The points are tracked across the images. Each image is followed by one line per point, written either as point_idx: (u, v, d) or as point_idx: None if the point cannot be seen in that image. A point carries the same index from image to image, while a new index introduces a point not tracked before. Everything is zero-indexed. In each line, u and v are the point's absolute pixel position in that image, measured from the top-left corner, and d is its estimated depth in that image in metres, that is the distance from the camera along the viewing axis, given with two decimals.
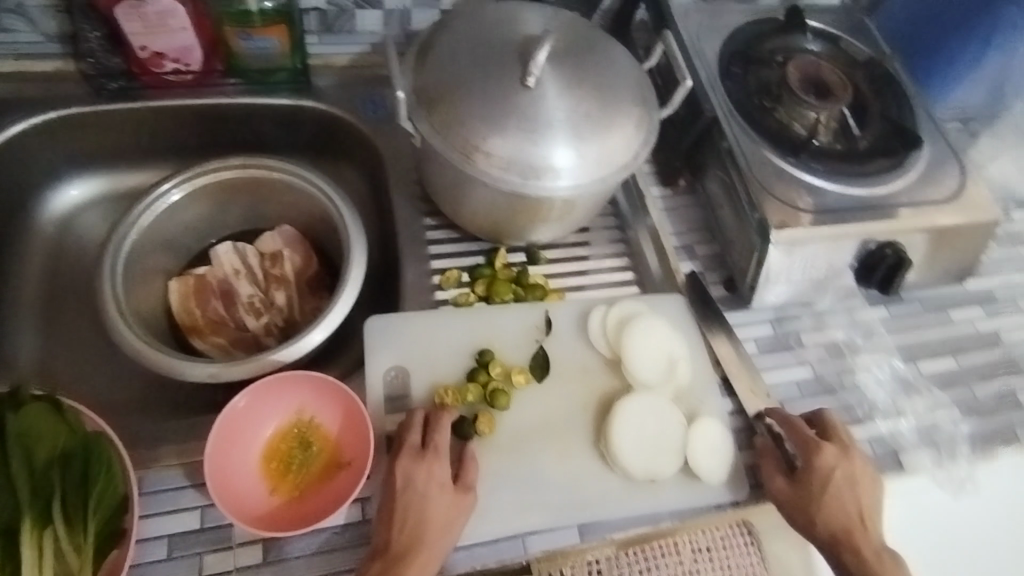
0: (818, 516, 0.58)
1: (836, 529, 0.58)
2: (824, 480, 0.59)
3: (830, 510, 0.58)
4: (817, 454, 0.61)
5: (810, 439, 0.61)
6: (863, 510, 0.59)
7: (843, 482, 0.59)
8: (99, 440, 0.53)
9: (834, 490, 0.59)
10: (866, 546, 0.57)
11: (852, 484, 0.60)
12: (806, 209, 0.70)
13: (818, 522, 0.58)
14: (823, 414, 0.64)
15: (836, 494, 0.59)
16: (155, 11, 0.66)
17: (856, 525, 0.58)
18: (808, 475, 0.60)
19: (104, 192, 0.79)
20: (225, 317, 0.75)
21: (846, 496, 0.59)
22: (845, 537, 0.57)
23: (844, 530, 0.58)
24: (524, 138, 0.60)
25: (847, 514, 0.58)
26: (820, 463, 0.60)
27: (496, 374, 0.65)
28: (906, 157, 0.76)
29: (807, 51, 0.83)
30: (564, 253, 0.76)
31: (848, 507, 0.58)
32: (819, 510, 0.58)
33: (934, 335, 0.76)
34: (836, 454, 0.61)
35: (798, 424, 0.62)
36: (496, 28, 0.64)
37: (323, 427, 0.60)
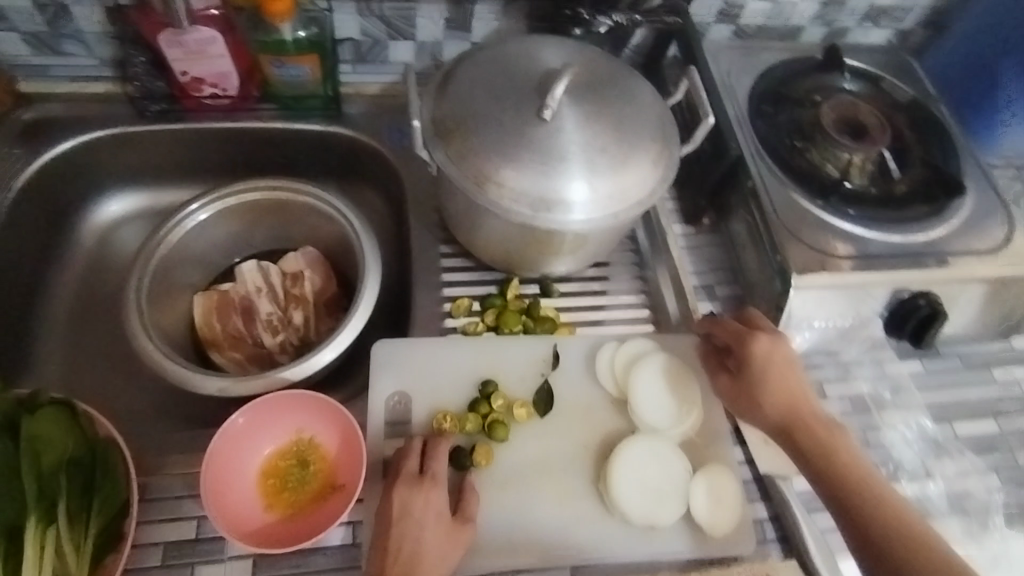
0: (762, 406, 0.59)
1: (782, 415, 0.58)
2: (763, 369, 0.60)
3: (770, 402, 0.59)
4: (750, 343, 0.61)
5: (743, 332, 0.62)
6: (802, 389, 0.59)
7: (782, 371, 0.60)
8: (108, 444, 0.55)
9: (773, 380, 0.59)
10: (809, 408, 0.58)
11: (788, 369, 0.60)
12: (845, 256, 0.67)
13: (765, 414, 0.59)
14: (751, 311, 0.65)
15: (776, 387, 0.59)
16: (195, 39, 0.69)
17: (803, 411, 0.58)
18: (746, 367, 0.61)
19: (141, 208, 0.84)
20: (243, 334, 0.77)
21: (787, 384, 0.59)
22: (793, 423, 0.58)
23: (790, 417, 0.58)
24: (538, 171, 0.59)
25: (791, 400, 0.58)
26: (753, 354, 0.60)
27: (497, 406, 0.63)
28: (947, 206, 0.72)
29: (843, 90, 0.80)
30: (579, 286, 0.75)
31: (790, 395, 0.59)
32: (762, 400, 0.59)
33: (973, 395, 0.71)
34: (770, 342, 0.61)
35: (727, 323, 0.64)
36: (515, 61, 0.64)
37: (322, 447, 0.59)
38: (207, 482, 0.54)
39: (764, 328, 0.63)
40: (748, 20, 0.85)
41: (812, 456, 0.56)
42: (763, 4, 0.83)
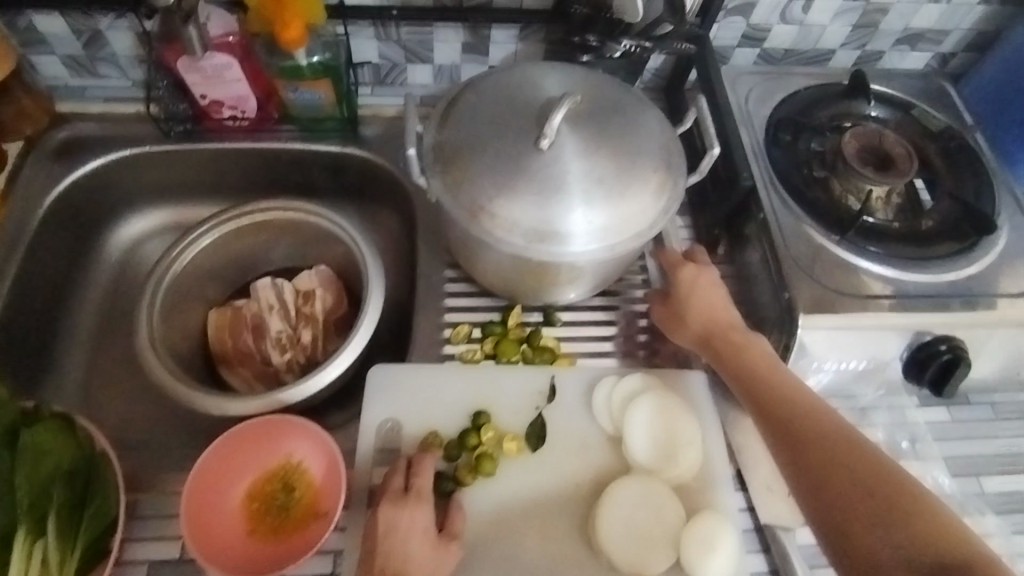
0: (687, 318, 0.65)
1: (702, 325, 0.64)
2: (687, 288, 0.66)
3: (692, 318, 0.65)
4: (677, 270, 0.67)
5: (673, 260, 0.68)
6: (722, 304, 0.64)
7: (705, 289, 0.65)
8: (104, 459, 0.57)
9: (695, 296, 0.65)
10: (726, 319, 0.63)
11: (713, 289, 0.66)
12: (886, 295, 0.64)
13: (690, 323, 0.65)
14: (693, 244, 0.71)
15: (697, 303, 0.65)
16: (212, 65, 0.71)
17: (719, 320, 0.63)
18: (673, 290, 0.67)
19: (166, 224, 0.87)
20: (252, 350, 0.79)
21: (709, 300, 0.65)
22: (712, 331, 0.63)
23: (709, 326, 0.63)
24: (533, 201, 0.59)
25: (711, 313, 0.64)
26: (683, 275, 0.66)
27: (486, 438, 0.63)
28: (976, 244, 0.67)
29: (869, 119, 0.76)
30: (582, 316, 0.73)
31: (710, 308, 0.64)
32: (688, 311, 0.65)
33: (1004, 448, 0.66)
34: (696, 269, 0.67)
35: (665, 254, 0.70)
36: (516, 89, 0.64)
37: (309, 473, 0.59)
38: (187, 512, 0.55)
39: (695, 257, 0.68)
40: (774, 44, 0.82)
41: (724, 356, 0.61)
42: (790, 27, 0.80)
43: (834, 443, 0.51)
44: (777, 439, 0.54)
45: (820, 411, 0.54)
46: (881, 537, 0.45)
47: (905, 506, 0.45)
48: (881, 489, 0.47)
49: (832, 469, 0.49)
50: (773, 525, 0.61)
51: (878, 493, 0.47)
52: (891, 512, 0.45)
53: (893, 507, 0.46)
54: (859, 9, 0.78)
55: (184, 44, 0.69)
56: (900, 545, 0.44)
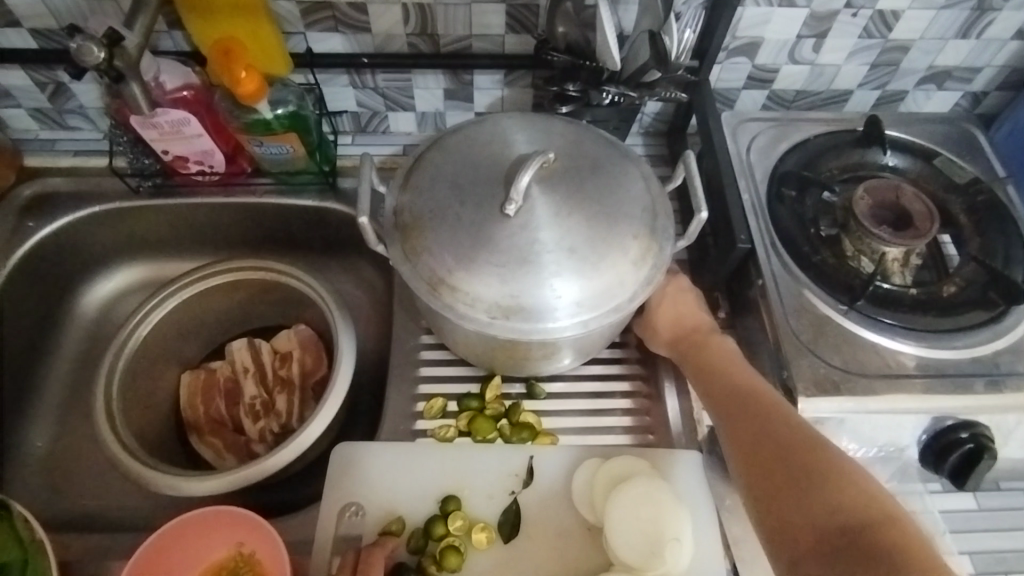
0: (658, 325, 0.65)
1: (671, 326, 0.65)
2: (658, 295, 0.66)
3: (660, 320, 0.65)
4: None
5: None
6: (694, 310, 0.65)
7: (673, 292, 0.66)
8: (41, 554, 0.54)
9: (664, 299, 0.66)
10: (693, 319, 0.64)
11: (686, 300, 0.66)
12: (915, 372, 0.58)
13: (658, 328, 0.65)
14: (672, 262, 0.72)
15: (665, 309, 0.65)
16: (167, 121, 0.68)
17: (687, 320, 0.65)
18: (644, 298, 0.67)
19: (140, 280, 0.85)
20: (224, 418, 0.76)
21: (679, 305, 0.65)
22: (679, 332, 0.64)
23: (678, 328, 0.64)
24: (496, 275, 0.55)
25: (679, 316, 0.65)
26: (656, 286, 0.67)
27: (455, 528, 0.58)
28: (1005, 313, 0.61)
29: (884, 170, 0.70)
30: (570, 386, 0.68)
31: (678, 311, 0.65)
32: (656, 317, 0.65)
33: None
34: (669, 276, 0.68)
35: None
36: (484, 149, 0.60)
37: (257, 565, 0.56)
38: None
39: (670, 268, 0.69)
40: (783, 85, 0.76)
41: (690, 352, 0.62)
42: (800, 67, 0.74)
43: (768, 418, 0.52)
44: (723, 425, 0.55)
45: (764, 389, 0.55)
46: (799, 506, 0.47)
47: (825, 473, 0.47)
48: (802, 457, 0.49)
49: (760, 445, 0.51)
50: None
51: (801, 463, 0.48)
52: (808, 479, 0.47)
53: (810, 475, 0.47)
54: (877, 46, 0.72)
55: (131, 103, 0.66)
56: (813, 514, 0.46)
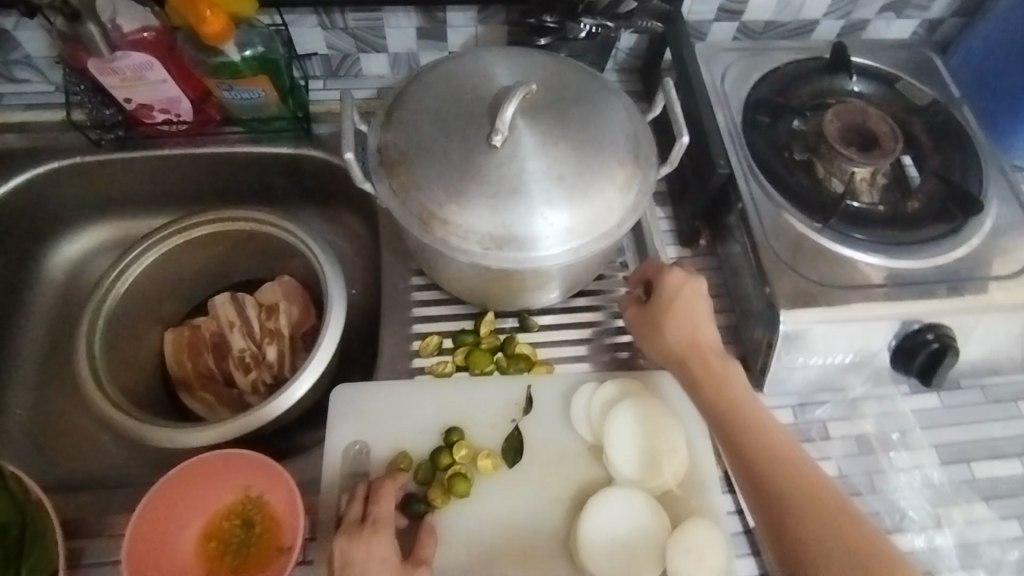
0: (668, 335, 0.60)
1: (685, 342, 0.59)
2: (668, 298, 0.60)
3: (672, 333, 0.59)
4: (662, 275, 0.62)
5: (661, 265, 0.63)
6: (705, 322, 0.60)
7: (688, 298, 0.60)
8: (40, 513, 0.52)
9: (678, 305, 0.60)
10: (709, 341, 0.59)
11: (696, 307, 0.60)
12: (880, 283, 0.62)
13: (668, 334, 0.60)
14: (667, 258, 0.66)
15: (679, 317, 0.60)
16: (128, 66, 0.65)
17: (701, 343, 0.59)
18: (655, 296, 0.61)
19: (110, 239, 0.82)
20: (214, 372, 0.75)
21: (690, 317, 0.60)
22: (693, 354, 0.58)
23: (691, 347, 0.59)
24: (487, 205, 0.54)
25: (693, 330, 0.59)
26: (668, 285, 0.61)
27: (460, 457, 0.59)
28: (962, 227, 0.65)
29: (852, 95, 0.73)
30: (561, 318, 0.69)
31: (691, 325, 0.59)
32: (668, 321, 0.60)
33: (997, 432, 0.65)
34: (685, 275, 0.61)
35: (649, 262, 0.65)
36: (468, 82, 0.59)
37: (268, 505, 0.55)
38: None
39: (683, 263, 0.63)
40: (752, 17, 0.78)
41: (703, 384, 0.57)
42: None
43: (822, 508, 0.49)
44: (758, 494, 0.52)
45: (800, 460, 0.52)
46: None
47: None
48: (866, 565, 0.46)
49: (825, 548, 0.48)
50: None
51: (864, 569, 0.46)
52: None
53: None
54: None
55: (89, 46, 0.63)
56: None
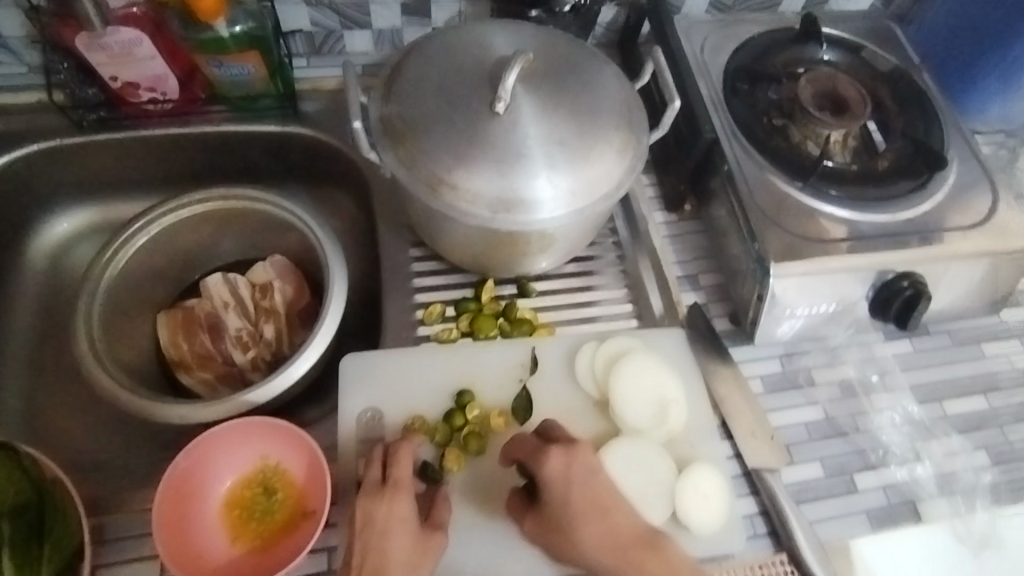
0: (580, 531, 0.52)
1: (607, 547, 0.51)
2: (562, 493, 0.53)
3: (590, 547, 0.52)
4: (545, 468, 0.54)
5: (533, 446, 0.55)
6: (610, 492, 0.53)
7: (580, 481, 0.53)
8: (57, 486, 0.53)
9: (575, 502, 0.52)
10: (625, 524, 0.52)
11: (593, 477, 0.54)
12: (844, 239, 0.66)
13: (581, 533, 0.52)
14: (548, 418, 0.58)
15: (585, 514, 0.52)
16: (117, 42, 0.64)
17: (619, 529, 0.52)
18: (546, 500, 0.53)
19: (93, 223, 0.80)
20: (212, 352, 0.74)
21: (598, 497, 0.53)
22: (620, 555, 0.51)
23: (614, 547, 0.51)
24: (494, 170, 0.56)
25: (605, 524, 0.52)
26: (551, 475, 0.53)
27: (473, 418, 0.62)
28: (929, 181, 0.70)
29: (822, 62, 0.77)
30: (556, 284, 0.73)
31: (601, 512, 0.52)
32: (573, 510, 0.52)
33: (964, 371, 0.70)
34: (565, 452, 0.54)
35: (521, 437, 0.57)
36: (467, 51, 0.60)
37: (288, 473, 0.57)
38: (171, 553, 0.52)
39: (557, 437, 0.56)
40: None
41: None
42: None
43: None
44: None
45: None
46: None
47: None
48: None
49: None
50: (759, 468, 0.62)
51: None
52: None
53: None
54: None
55: (81, 19, 0.63)
56: None
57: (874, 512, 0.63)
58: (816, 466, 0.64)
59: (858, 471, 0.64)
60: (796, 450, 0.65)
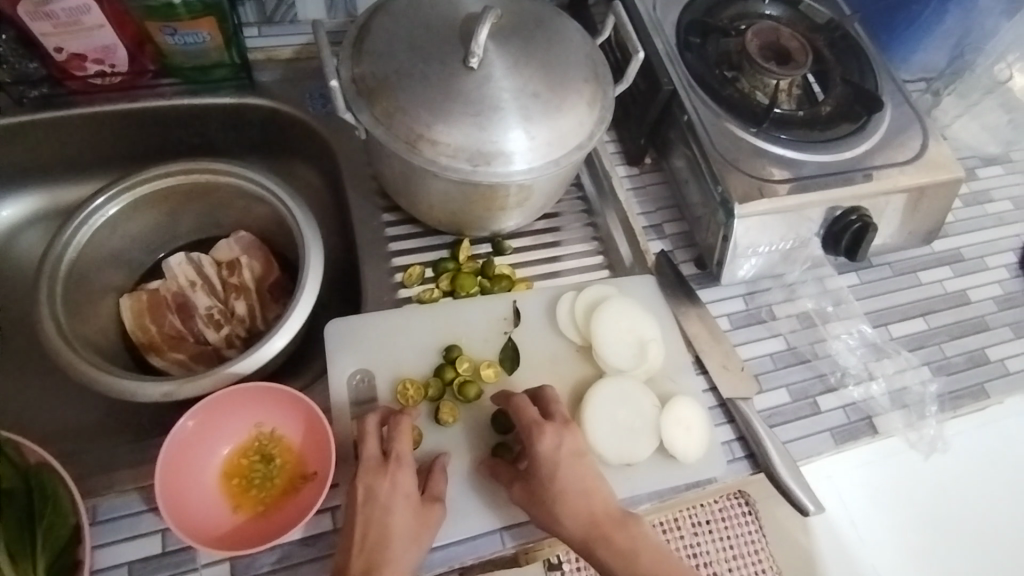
0: (561, 509, 0.52)
1: (582, 522, 0.51)
2: (550, 469, 0.53)
3: (570, 522, 0.52)
4: (536, 440, 0.54)
5: (529, 421, 0.55)
6: (594, 475, 0.54)
7: (568, 460, 0.54)
8: (45, 470, 0.51)
9: (561, 478, 0.53)
10: (601, 502, 0.52)
11: (580, 458, 0.54)
12: (782, 180, 0.69)
13: (560, 514, 0.52)
14: (545, 392, 0.59)
15: (569, 491, 0.52)
16: (64, 9, 0.62)
17: (597, 505, 0.52)
18: (534, 471, 0.54)
19: (40, 210, 0.77)
20: (182, 332, 0.72)
21: (580, 480, 0.53)
22: (593, 530, 0.51)
23: (589, 523, 0.51)
24: (472, 124, 0.57)
25: (585, 501, 0.52)
26: (541, 451, 0.54)
27: (463, 370, 0.63)
28: (867, 123, 0.75)
29: (766, 16, 0.82)
30: (528, 242, 0.75)
31: (584, 493, 0.52)
32: (555, 493, 0.52)
33: (905, 298, 0.77)
34: (557, 431, 0.55)
35: (519, 407, 0.56)
36: (436, 9, 0.61)
37: (285, 439, 0.58)
38: (174, 518, 0.51)
39: (552, 414, 0.57)
40: None
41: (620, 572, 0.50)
42: None
43: None
44: None
45: None
46: None
47: None
48: None
49: None
50: (734, 397, 0.66)
51: None
52: None
53: None
54: None
55: None
56: None
57: (837, 430, 0.68)
58: (783, 392, 0.69)
59: (819, 394, 0.70)
60: (765, 378, 0.70)
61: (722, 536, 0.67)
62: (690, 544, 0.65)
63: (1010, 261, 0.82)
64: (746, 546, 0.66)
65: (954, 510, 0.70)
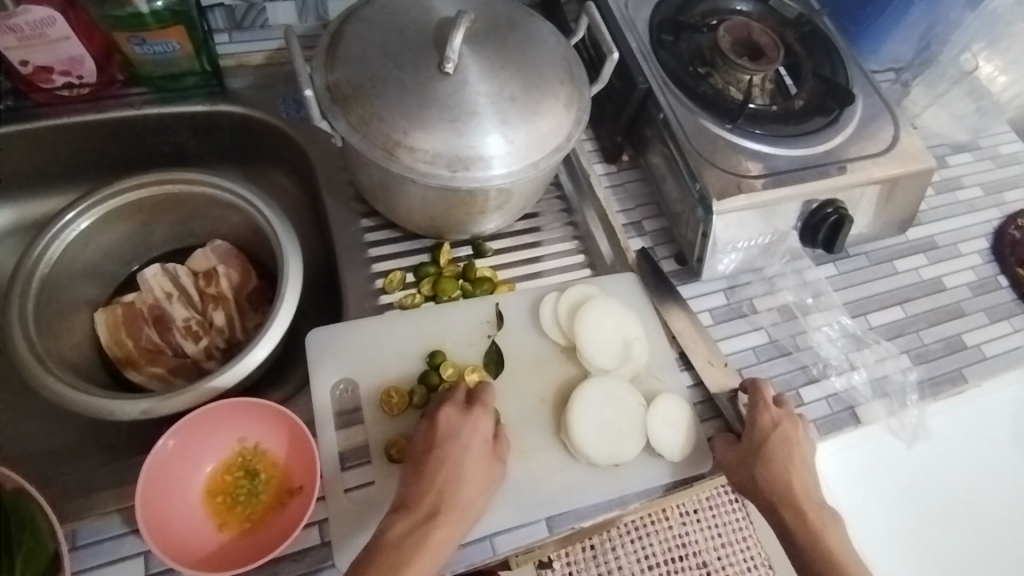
0: (761, 477, 0.59)
1: (781, 489, 0.58)
2: (763, 438, 0.60)
3: (761, 479, 0.59)
4: (757, 413, 0.62)
5: (762, 400, 0.62)
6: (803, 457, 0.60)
7: (780, 437, 0.60)
8: (23, 494, 0.50)
9: (773, 448, 0.60)
10: (801, 485, 0.59)
11: (790, 443, 0.60)
12: (758, 175, 0.69)
13: (759, 476, 0.59)
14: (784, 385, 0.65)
15: (777, 462, 0.59)
16: (28, 22, 0.62)
17: (795, 491, 0.58)
18: (747, 435, 0.61)
19: (12, 224, 0.75)
20: (160, 345, 0.71)
21: (786, 454, 0.60)
22: (785, 498, 0.58)
23: (784, 492, 0.58)
24: (449, 129, 0.56)
25: (787, 474, 0.59)
26: (761, 423, 0.61)
27: (448, 376, 0.62)
28: (840, 116, 0.76)
29: (736, 12, 0.83)
30: (509, 243, 0.74)
31: (790, 466, 0.59)
32: (760, 463, 0.59)
33: (882, 287, 0.78)
34: (783, 416, 0.61)
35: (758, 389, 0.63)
36: (409, 12, 0.60)
37: (269, 453, 0.57)
38: (157, 542, 0.51)
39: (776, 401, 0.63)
40: None
41: (797, 537, 0.57)
42: None
43: None
44: None
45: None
46: None
47: None
48: None
49: None
50: (719, 391, 0.67)
51: None
52: None
53: None
54: None
55: None
56: None
57: (821, 421, 0.69)
58: None
59: (802, 385, 0.70)
60: (748, 372, 0.70)
61: (710, 524, 0.68)
62: (678, 534, 0.68)
63: (982, 247, 0.83)
64: (733, 533, 0.68)
65: (932, 495, 0.71)
